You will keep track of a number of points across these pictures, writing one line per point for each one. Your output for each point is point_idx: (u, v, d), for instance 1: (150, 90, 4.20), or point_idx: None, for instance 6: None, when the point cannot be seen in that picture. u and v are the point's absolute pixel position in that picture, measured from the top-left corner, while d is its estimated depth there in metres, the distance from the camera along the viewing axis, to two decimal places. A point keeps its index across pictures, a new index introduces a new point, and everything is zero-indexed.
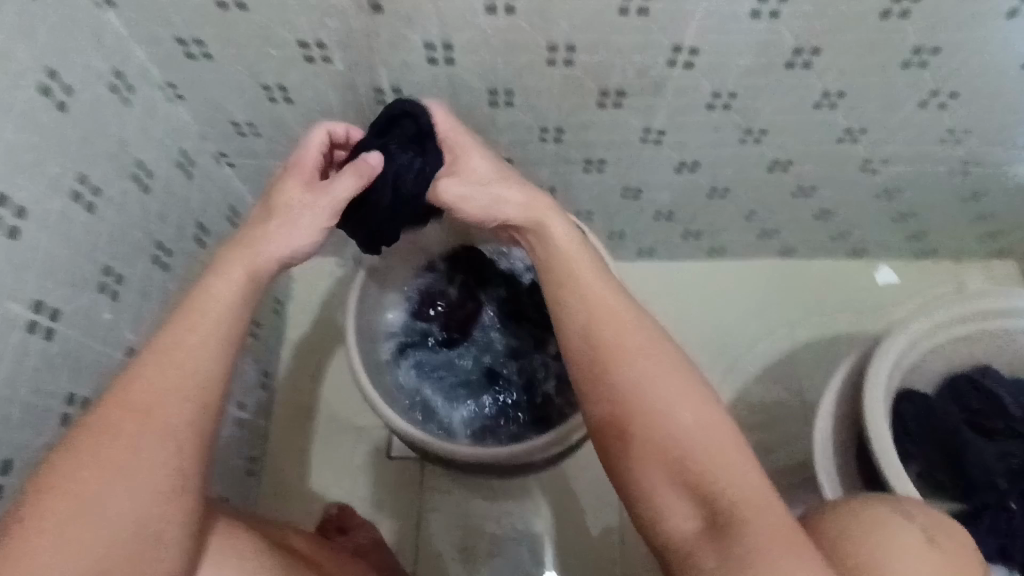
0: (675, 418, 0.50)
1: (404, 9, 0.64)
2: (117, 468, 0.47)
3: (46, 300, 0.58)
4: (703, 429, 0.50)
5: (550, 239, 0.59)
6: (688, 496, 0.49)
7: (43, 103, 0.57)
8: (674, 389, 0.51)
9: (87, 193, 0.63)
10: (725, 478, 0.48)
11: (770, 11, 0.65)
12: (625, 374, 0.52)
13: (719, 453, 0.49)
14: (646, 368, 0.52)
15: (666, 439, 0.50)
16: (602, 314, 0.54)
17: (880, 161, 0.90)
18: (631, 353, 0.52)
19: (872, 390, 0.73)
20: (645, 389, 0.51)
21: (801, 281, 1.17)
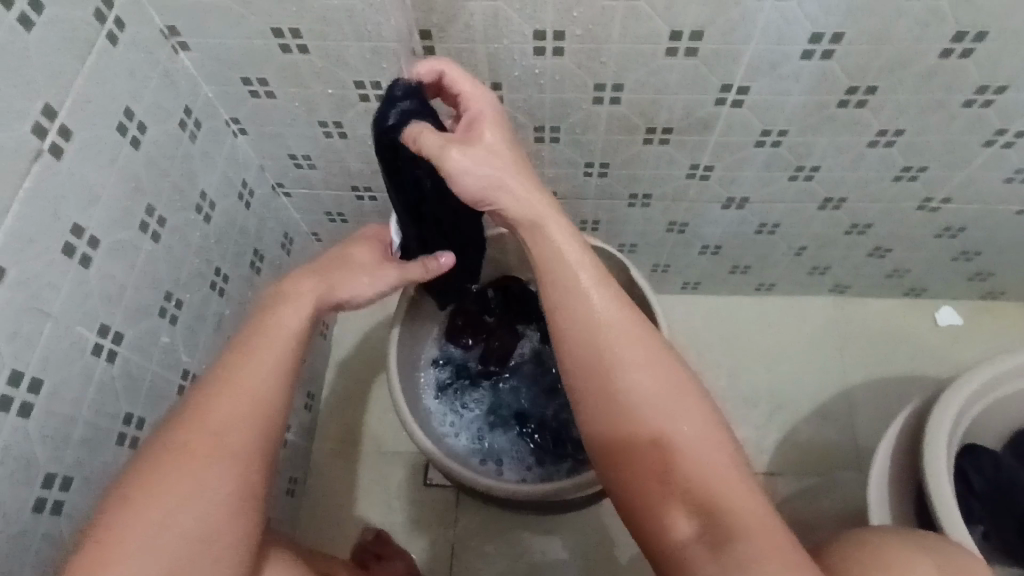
0: (675, 431, 0.47)
1: (456, 51, 0.66)
2: (187, 485, 0.48)
3: (111, 324, 0.61)
4: (704, 450, 0.47)
5: (548, 241, 0.52)
6: (689, 514, 0.45)
7: (119, 141, 0.61)
8: (674, 403, 0.48)
9: (153, 223, 0.66)
10: (727, 495, 0.45)
11: (824, 51, 0.64)
12: (623, 387, 0.48)
13: (720, 474, 0.46)
14: (644, 381, 0.48)
15: (667, 454, 0.46)
16: (593, 325, 0.50)
17: (942, 200, 0.87)
18: (627, 366, 0.49)
19: (936, 440, 0.68)
20: (642, 402, 0.48)
21: (856, 321, 1.12)
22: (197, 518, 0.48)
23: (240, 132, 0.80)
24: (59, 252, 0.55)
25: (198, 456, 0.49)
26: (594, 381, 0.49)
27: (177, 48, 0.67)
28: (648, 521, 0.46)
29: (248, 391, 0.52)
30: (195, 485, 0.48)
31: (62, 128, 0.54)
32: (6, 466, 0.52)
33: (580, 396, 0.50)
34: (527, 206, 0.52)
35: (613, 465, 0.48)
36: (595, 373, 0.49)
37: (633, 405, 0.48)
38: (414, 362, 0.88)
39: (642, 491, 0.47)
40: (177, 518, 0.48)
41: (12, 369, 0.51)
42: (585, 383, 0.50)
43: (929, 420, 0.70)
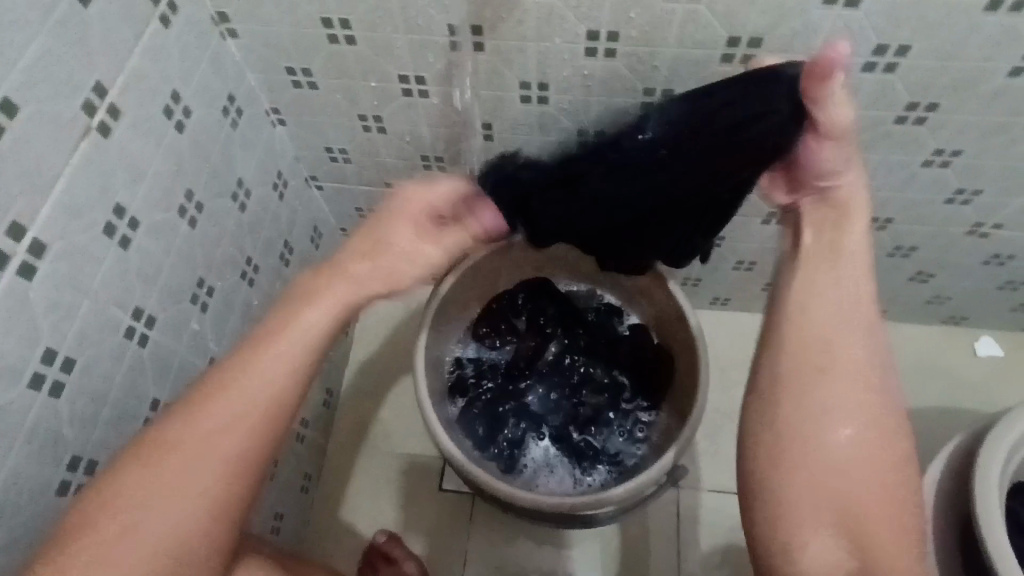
0: (858, 457, 0.51)
1: (506, 47, 0.65)
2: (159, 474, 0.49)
3: (144, 308, 0.60)
4: (870, 482, 0.51)
5: (846, 237, 0.57)
6: (837, 528, 0.49)
7: (164, 123, 0.60)
8: (866, 448, 0.51)
9: (191, 207, 0.66)
10: (880, 525, 0.49)
11: (887, 64, 0.62)
12: (820, 398, 0.52)
13: (874, 511, 0.50)
14: (837, 400, 0.52)
15: (846, 486, 0.50)
16: (822, 338, 0.54)
17: (993, 227, 0.84)
18: (831, 385, 0.53)
19: (986, 474, 0.65)
20: (836, 422, 0.52)
21: (891, 350, 1.09)
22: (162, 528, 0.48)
23: (279, 121, 0.80)
24: (100, 231, 0.54)
25: (178, 469, 0.49)
26: (797, 384, 0.53)
27: (225, 33, 0.67)
28: (790, 535, 0.50)
29: (259, 404, 0.51)
30: (168, 495, 0.49)
31: (111, 107, 0.53)
32: (34, 446, 0.51)
33: (777, 401, 0.53)
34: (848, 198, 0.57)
35: (779, 469, 0.51)
36: (799, 380, 0.53)
37: (833, 417, 0.52)
38: (437, 362, 0.86)
39: (800, 499, 0.50)
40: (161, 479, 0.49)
41: (46, 346, 0.50)
42: (785, 380, 0.53)
43: (978, 455, 0.68)
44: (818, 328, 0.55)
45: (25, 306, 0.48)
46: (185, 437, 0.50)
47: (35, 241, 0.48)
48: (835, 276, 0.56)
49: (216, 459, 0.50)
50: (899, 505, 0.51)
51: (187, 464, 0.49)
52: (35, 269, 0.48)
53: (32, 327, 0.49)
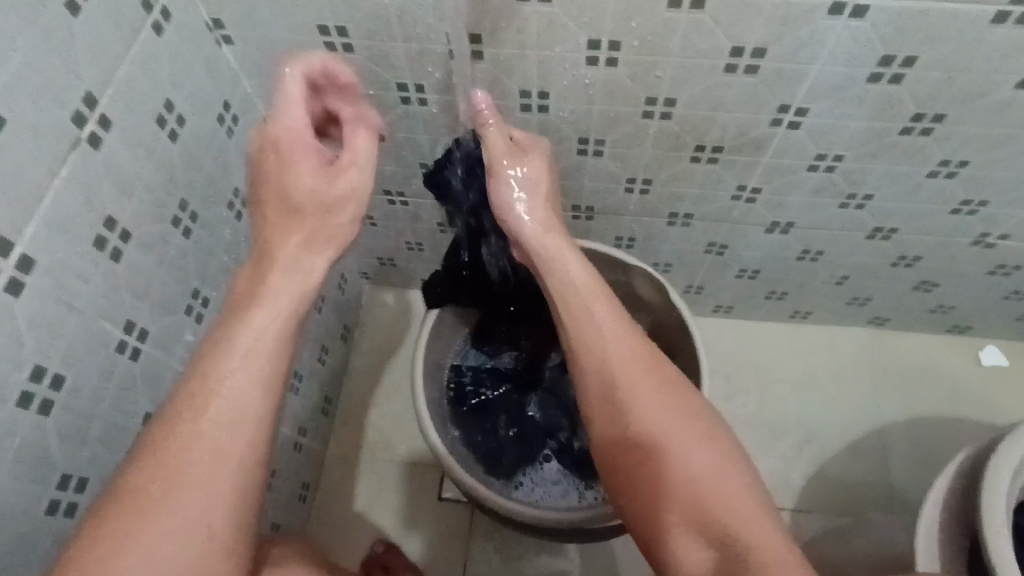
0: (683, 453, 0.51)
1: (506, 56, 0.64)
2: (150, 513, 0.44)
3: (136, 321, 0.59)
4: (714, 469, 0.50)
5: (566, 272, 0.61)
6: (692, 529, 0.49)
7: (157, 133, 0.59)
8: (694, 437, 0.52)
9: (185, 218, 0.65)
10: (711, 503, 0.49)
11: (892, 75, 0.61)
12: (629, 407, 0.54)
13: (728, 494, 0.49)
14: (648, 410, 0.54)
15: (683, 484, 0.50)
16: (609, 353, 0.57)
17: (999, 237, 0.83)
18: (638, 392, 0.55)
19: (990, 508, 0.64)
20: (662, 429, 0.53)
21: (893, 358, 1.08)
22: (193, 532, 0.44)
23: None
24: (90, 244, 0.53)
25: (184, 474, 0.45)
26: (605, 408, 0.56)
27: (220, 41, 0.66)
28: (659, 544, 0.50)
29: (253, 385, 0.48)
30: (183, 503, 0.44)
31: (100, 117, 0.53)
32: (22, 463, 0.50)
33: (598, 422, 0.56)
34: (550, 240, 0.62)
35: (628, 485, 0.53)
36: (609, 403, 0.55)
37: (649, 419, 0.53)
38: (435, 372, 0.85)
39: (652, 508, 0.51)
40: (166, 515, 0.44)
41: (34, 363, 0.49)
42: (599, 408, 0.56)
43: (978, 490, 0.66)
44: (594, 341, 0.58)
45: (11, 323, 0.47)
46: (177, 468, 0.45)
47: (21, 255, 0.47)
48: (582, 297, 0.59)
49: (223, 452, 0.46)
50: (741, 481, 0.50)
51: (202, 459, 0.45)
52: (21, 285, 0.47)
53: (19, 344, 0.48)
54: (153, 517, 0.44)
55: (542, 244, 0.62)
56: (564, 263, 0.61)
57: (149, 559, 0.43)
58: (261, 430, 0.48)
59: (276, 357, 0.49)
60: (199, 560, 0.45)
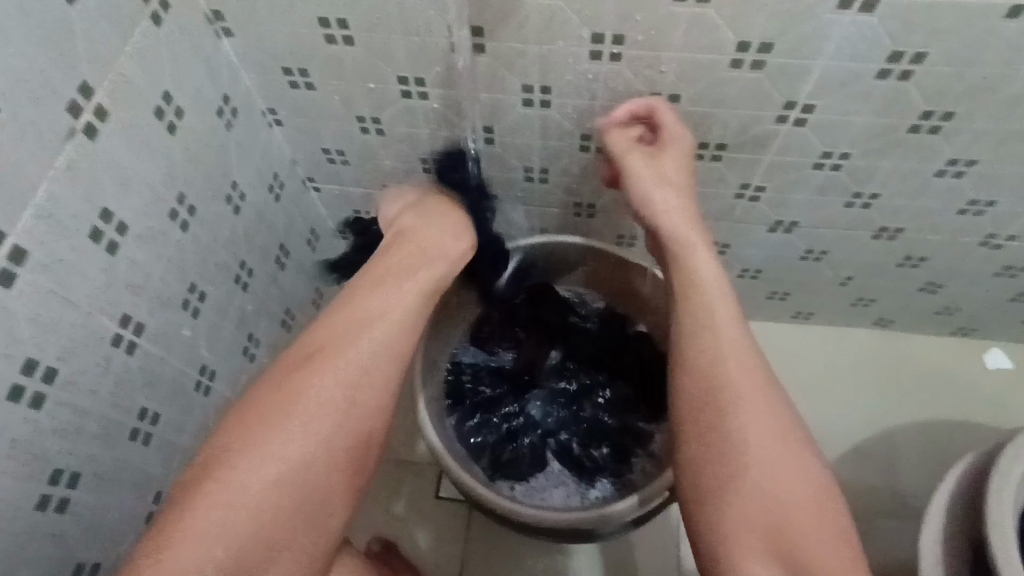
0: (776, 472, 0.52)
1: (508, 51, 0.63)
2: (255, 453, 0.47)
3: (133, 315, 0.59)
4: (793, 484, 0.52)
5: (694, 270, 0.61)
6: (767, 547, 0.49)
7: (155, 125, 0.58)
8: (778, 451, 0.53)
9: (183, 212, 0.64)
10: (813, 525, 0.50)
11: (901, 71, 0.60)
12: (741, 420, 0.54)
13: (810, 510, 0.51)
14: (748, 420, 0.54)
15: (770, 497, 0.51)
16: (735, 365, 0.56)
17: (1006, 238, 0.82)
18: (738, 399, 0.55)
19: (998, 519, 0.62)
20: (750, 438, 0.53)
21: (896, 360, 1.07)
22: (282, 484, 0.47)
23: (276, 124, 0.78)
24: (85, 237, 0.52)
25: (309, 411, 0.49)
26: (709, 413, 0.55)
27: (220, 33, 0.65)
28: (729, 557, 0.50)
29: (377, 350, 0.52)
30: (305, 432, 0.48)
31: (97, 108, 0.52)
32: (13, 458, 0.49)
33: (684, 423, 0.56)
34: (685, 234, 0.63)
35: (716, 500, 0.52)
36: (706, 407, 0.55)
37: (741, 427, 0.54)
38: (434, 368, 0.84)
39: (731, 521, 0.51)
40: (271, 461, 0.47)
41: (26, 356, 0.48)
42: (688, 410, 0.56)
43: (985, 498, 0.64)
44: (726, 356, 0.57)
45: (5, 316, 0.46)
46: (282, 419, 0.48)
47: (14, 247, 0.46)
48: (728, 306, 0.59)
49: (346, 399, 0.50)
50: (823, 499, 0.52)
51: (314, 411, 0.49)
52: (15, 277, 0.47)
53: (12, 337, 0.47)
54: (263, 449, 0.47)
55: (679, 232, 0.63)
56: (694, 253, 0.62)
57: (241, 500, 0.45)
58: (378, 393, 0.52)
59: (403, 335, 0.54)
60: (281, 512, 0.46)
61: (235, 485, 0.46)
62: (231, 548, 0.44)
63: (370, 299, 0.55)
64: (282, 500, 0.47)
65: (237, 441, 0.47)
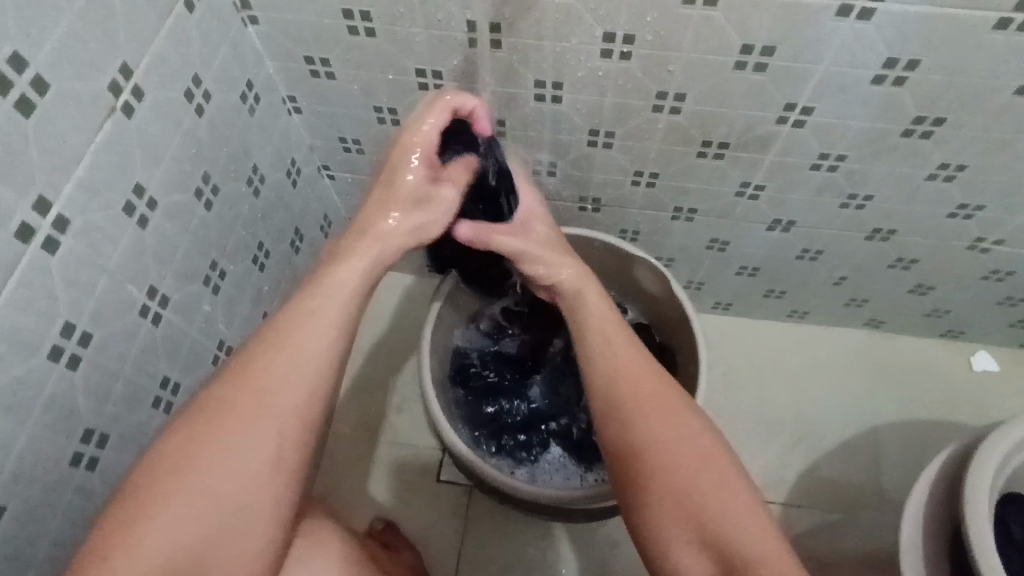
0: (689, 467, 0.54)
1: (523, 46, 0.66)
2: (212, 444, 0.50)
3: (159, 287, 0.61)
4: (710, 474, 0.54)
5: (585, 305, 0.67)
6: (691, 534, 0.53)
7: (185, 106, 0.61)
8: (691, 447, 0.56)
9: (207, 191, 0.67)
10: (726, 503, 0.53)
11: (896, 77, 0.63)
12: (655, 430, 0.57)
13: (726, 496, 0.53)
14: (655, 425, 0.57)
15: (689, 491, 0.53)
16: (637, 379, 0.60)
17: (994, 242, 0.85)
18: (645, 410, 0.58)
19: (977, 510, 0.65)
20: (663, 440, 0.56)
21: (886, 360, 1.10)
22: (236, 467, 0.50)
23: (295, 110, 0.81)
24: (120, 209, 0.55)
25: (250, 410, 0.51)
26: (621, 424, 0.58)
27: (246, 21, 0.68)
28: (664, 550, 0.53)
29: (316, 339, 0.54)
30: (237, 447, 0.50)
31: (135, 87, 0.55)
32: (49, 417, 0.52)
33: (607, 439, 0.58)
34: (574, 282, 0.69)
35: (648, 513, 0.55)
36: (620, 420, 0.58)
37: (654, 433, 0.56)
38: (441, 351, 0.87)
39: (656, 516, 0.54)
40: (226, 447, 0.50)
41: (65, 320, 0.51)
42: (609, 425, 0.58)
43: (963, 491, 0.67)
44: (625, 381, 0.60)
45: (47, 280, 0.49)
46: (229, 409, 0.51)
47: (57, 215, 0.49)
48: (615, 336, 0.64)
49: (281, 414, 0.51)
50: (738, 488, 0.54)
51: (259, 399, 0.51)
52: (57, 244, 0.49)
53: (52, 300, 0.50)
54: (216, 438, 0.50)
55: (570, 277, 0.69)
56: (585, 296, 0.68)
57: (200, 485, 0.49)
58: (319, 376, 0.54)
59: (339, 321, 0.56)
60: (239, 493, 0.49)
61: (193, 472, 0.49)
62: (193, 531, 0.48)
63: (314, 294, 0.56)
64: (234, 486, 0.50)
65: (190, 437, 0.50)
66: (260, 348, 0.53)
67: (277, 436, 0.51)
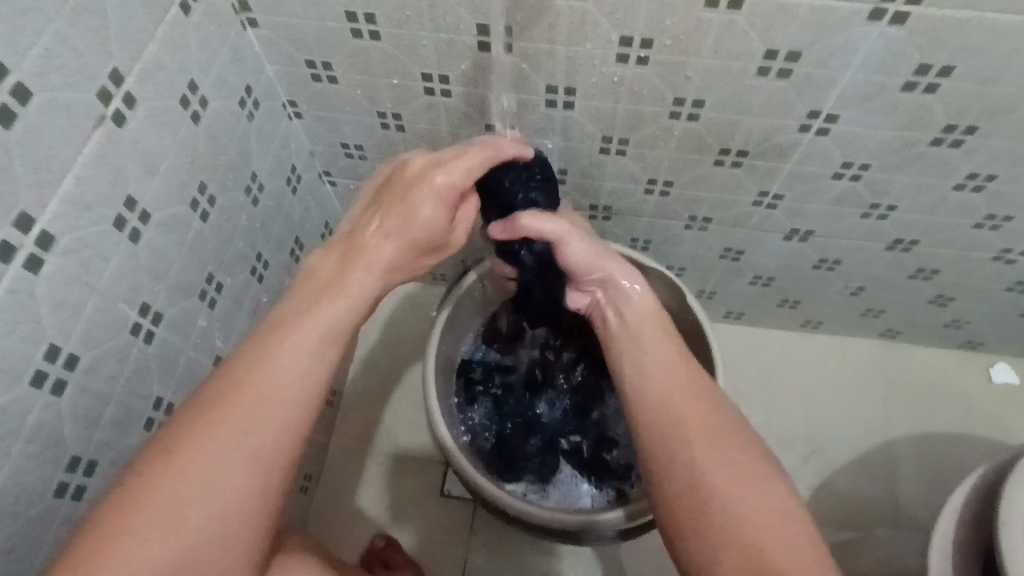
0: (738, 499, 0.50)
1: (535, 51, 0.63)
2: (194, 468, 0.45)
3: (153, 304, 0.58)
4: (760, 508, 0.50)
5: (629, 301, 0.62)
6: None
7: (180, 113, 0.58)
8: (739, 475, 0.51)
9: (204, 201, 0.64)
10: (779, 542, 0.48)
11: (928, 84, 0.60)
12: (702, 457, 0.52)
13: (780, 533, 0.49)
14: (702, 452, 0.52)
15: (739, 528, 0.49)
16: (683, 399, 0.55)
17: (1019, 253, 0.82)
18: (691, 433, 0.53)
19: (1009, 534, 0.62)
20: (708, 469, 0.51)
21: (902, 370, 1.08)
22: (219, 492, 0.46)
23: (296, 115, 0.78)
24: (111, 224, 0.52)
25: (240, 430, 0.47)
26: (665, 448, 0.53)
27: (245, 23, 0.65)
28: None
29: (314, 354, 0.50)
30: (222, 470, 0.46)
31: (127, 95, 0.52)
32: (34, 445, 0.49)
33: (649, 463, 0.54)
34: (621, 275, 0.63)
35: (689, 534, 0.51)
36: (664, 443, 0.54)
37: (701, 458, 0.52)
38: (446, 365, 0.84)
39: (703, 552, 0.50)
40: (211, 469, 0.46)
41: (50, 343, 0.48)
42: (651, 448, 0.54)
43: (996, 512, 0.65)
44: (669, 400, 0.55)
45: (31, 301, 0.46)
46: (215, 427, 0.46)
47: (42, 233, 0.46)
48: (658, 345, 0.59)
49: (256, 441, 0.46)
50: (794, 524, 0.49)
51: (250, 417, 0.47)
52: (42, 263, 0.46)
53: (36, 322, 0.47)
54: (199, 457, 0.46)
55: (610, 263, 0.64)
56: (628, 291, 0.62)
57: (185, 508, 0.45)
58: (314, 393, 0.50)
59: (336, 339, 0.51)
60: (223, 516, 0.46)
61: (174, 495, 0.45)
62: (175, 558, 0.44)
63: (311, 303, 0.51)
64: (220, 510, 0.46)
65: (173, 455, 0.45)
66: (250, 361, 0.49)
67: (256, 458, 0.47)
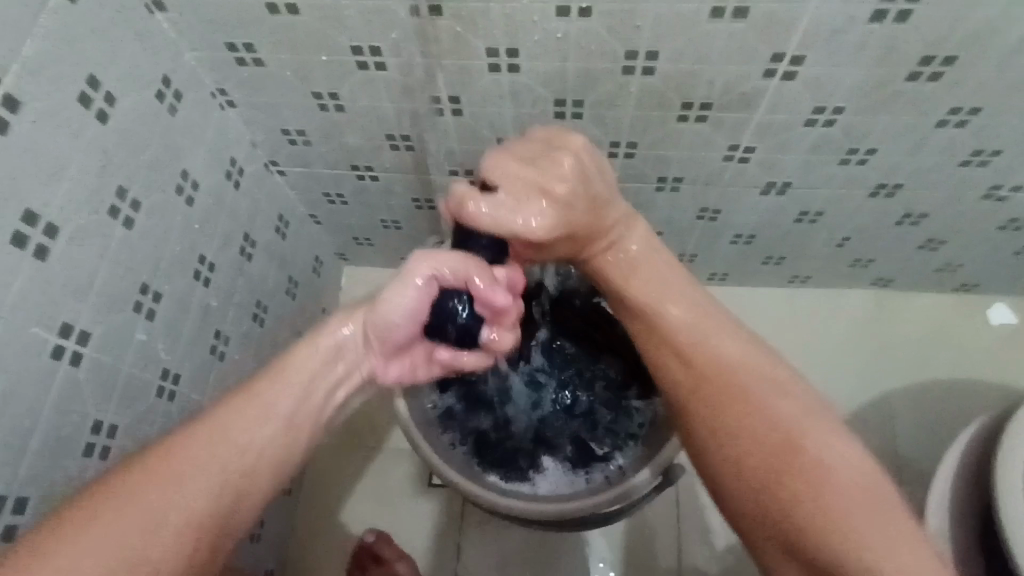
0: (803, 444, 0.50)
1: (468, 11, 0.57)
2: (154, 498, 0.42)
3: (75, 323, 0.54)
4: (832, 456, 0.49)
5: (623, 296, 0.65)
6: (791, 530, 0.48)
7: (81, 113, 0.53)
8: (798, 424, 0.51)
9: (126, 207, 0.59)
10: (836, 495, 0.46)
11: (899, 13, 0.55)
12: (760, 413, 0.52)
13: (840, 476, 0.47)
14: (762, 407, 0.52)
15: (803, 469, 0.48)
16: (726, 363, 0.55)
17: (1012, 189, 0.77)
18: (752, 391, 0.53)
19: (1008, 491, 0.59)
20: (777, 420, 0.51)
21: (898, 318, 1.04)
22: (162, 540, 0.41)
23: (228, 104, 0.72)
24: (6, 243, 0.48)
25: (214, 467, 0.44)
26: (728, 396, 0.53)
27: (152, 7, 0.59)
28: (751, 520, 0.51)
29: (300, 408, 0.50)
30: (174, 509, 0.42)
31: (7, 98, 0.47)
32: None
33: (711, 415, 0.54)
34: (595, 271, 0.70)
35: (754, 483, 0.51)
36: (730, 397, 0.53)
37: (759, 414, 0.52)
38: None
39: (769, 502, 0.49)
40: (167, 509, 0.42)
41: None
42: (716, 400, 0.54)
43: (994, 466, 0.61)
44: (717, 358, 0.55)
45: None
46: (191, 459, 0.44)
47: None
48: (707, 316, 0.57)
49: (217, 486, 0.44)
50: (855, 473, 0.48)
51: (227, 459, 0.45)
52: None
53: None
54: (165, 492, 0.42)
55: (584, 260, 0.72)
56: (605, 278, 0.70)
57: (123, 543, 0.40)
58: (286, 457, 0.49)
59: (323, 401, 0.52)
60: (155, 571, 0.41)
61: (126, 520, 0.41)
62: None
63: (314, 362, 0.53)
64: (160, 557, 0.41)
65: (142, 480, 0.42)
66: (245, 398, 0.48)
67: (210, 501, 0.44)
